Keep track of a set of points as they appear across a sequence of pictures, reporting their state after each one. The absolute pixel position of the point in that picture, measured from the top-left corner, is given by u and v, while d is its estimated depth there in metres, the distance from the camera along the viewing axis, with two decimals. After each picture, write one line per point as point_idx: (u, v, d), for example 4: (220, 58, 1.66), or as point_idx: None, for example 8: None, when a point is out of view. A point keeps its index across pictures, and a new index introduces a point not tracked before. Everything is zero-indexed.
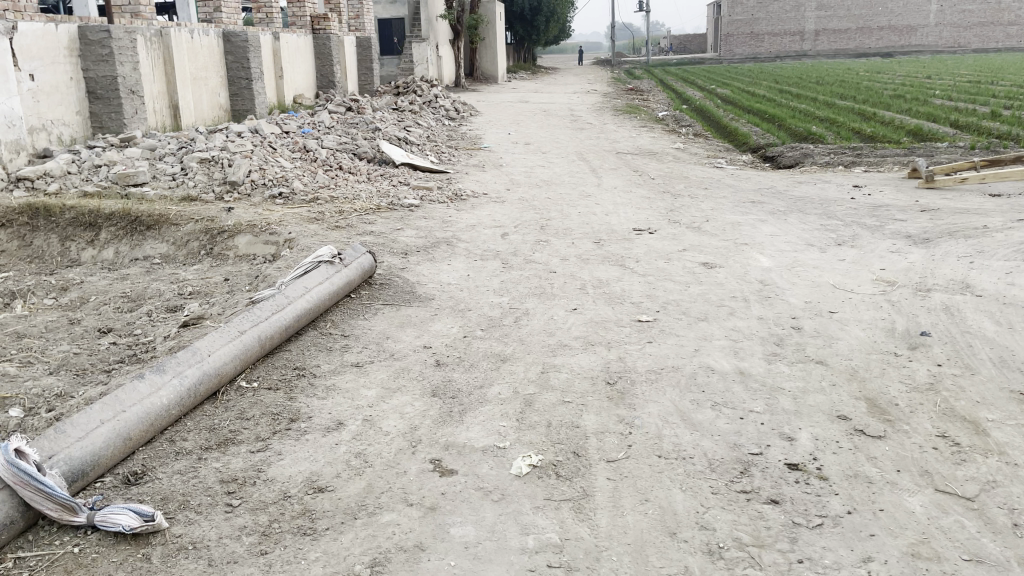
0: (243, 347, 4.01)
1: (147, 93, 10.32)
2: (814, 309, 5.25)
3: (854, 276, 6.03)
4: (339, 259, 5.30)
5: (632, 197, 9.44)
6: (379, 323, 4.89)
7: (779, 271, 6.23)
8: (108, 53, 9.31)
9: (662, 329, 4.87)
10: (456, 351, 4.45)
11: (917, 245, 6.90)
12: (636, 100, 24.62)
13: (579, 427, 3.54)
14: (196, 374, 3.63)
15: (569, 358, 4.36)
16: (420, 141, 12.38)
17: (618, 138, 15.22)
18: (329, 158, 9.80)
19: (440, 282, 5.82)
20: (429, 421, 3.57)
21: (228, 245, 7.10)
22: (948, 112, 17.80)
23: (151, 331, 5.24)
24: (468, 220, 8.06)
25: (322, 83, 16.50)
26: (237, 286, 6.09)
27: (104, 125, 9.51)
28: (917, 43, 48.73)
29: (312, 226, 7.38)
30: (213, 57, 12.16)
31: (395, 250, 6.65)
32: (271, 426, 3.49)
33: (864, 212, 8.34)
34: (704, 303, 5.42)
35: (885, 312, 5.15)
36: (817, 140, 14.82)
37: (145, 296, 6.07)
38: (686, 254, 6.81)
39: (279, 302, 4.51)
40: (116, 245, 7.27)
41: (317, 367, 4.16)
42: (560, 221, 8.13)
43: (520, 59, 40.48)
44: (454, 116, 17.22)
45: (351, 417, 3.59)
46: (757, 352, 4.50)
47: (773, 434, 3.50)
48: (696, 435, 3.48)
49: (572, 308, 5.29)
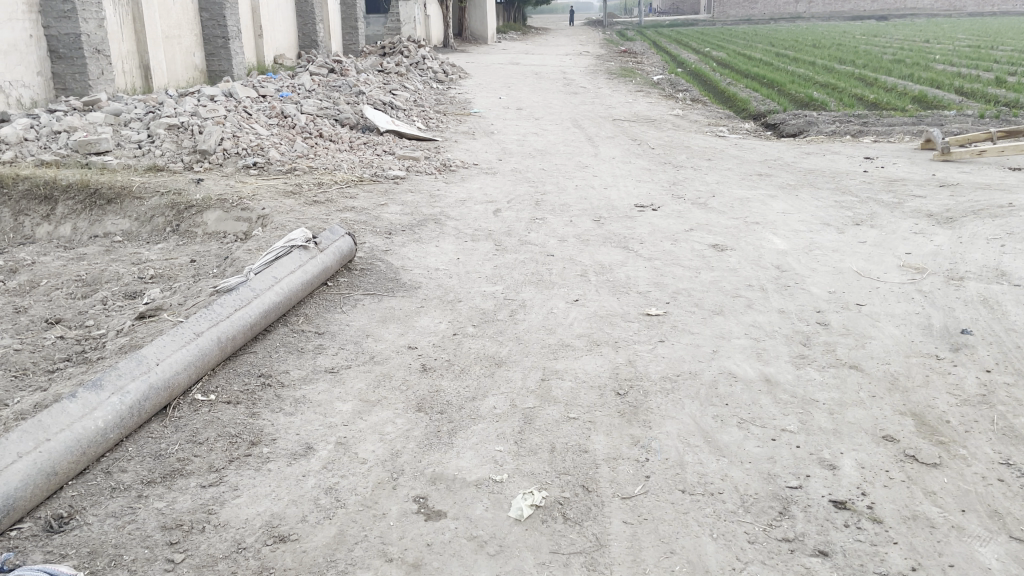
0: (199, 353, 3.48)
1: (115, 51, 9.62)
2: (840, 301, 4.76)
3: (879, 261, 5.53)
4: (313, 243, 4.75)
5: (632, 168, 8.91)
6: (358, 317, 4.36)
7: (797, 255, 5.73)
8: (70, 9, 8.60)
9: (674, 325, 4.37)
10: (445, 353, 3.94)
11: (942, 225, 6.41)
12: (630, 63, 23.88)
13: (587, 453, 3.04)
14: (140, 389, 3.10)
15: (573, 363, 3.86)
16: (407, 105, 11.71)
17: (613, 104, 14.59)
18: (309, 125, 9.15)
19: (427, 267, 5.28)
20: (412, 445, 3.06)
21: (196, 221, 6.52)
22: (951, 78, 17.24)
23: (103, 322, 4.69)
24: (457, 194, 7.50)
25: (305, 43, 15.71)
26: (203, 270, 5.54)
27: (68, 87, 8.81)
28: (912, 6, 48.23)
29: (288, 201, 6.80)
30: (186, 15, 11.41)
31: (379, 230, 6.10)
32: (227, 453, 2.97)
33: (879, 187, 7.84)
34: (717, 293, 4.92)
35: (917, 305, 4.67)
36: (820, 107, 14.26)
37: (102, 280, 5.50)
38: (693, 234, 6.30)
39: (244, 296, 3.97)
40: (74, 221, 6.67)
41: (286, 374, 3.63)
42: (556, 195, 7.59)
43: (509, 18, 39.56)
44: (442, 78, 16.50)
45: (322, 440, 3.08)
46: (782, 354, 4.01)
47: (813, 461, 3.02)
48: (724, 462, 3.00)
49: (574, 298, 4.78)
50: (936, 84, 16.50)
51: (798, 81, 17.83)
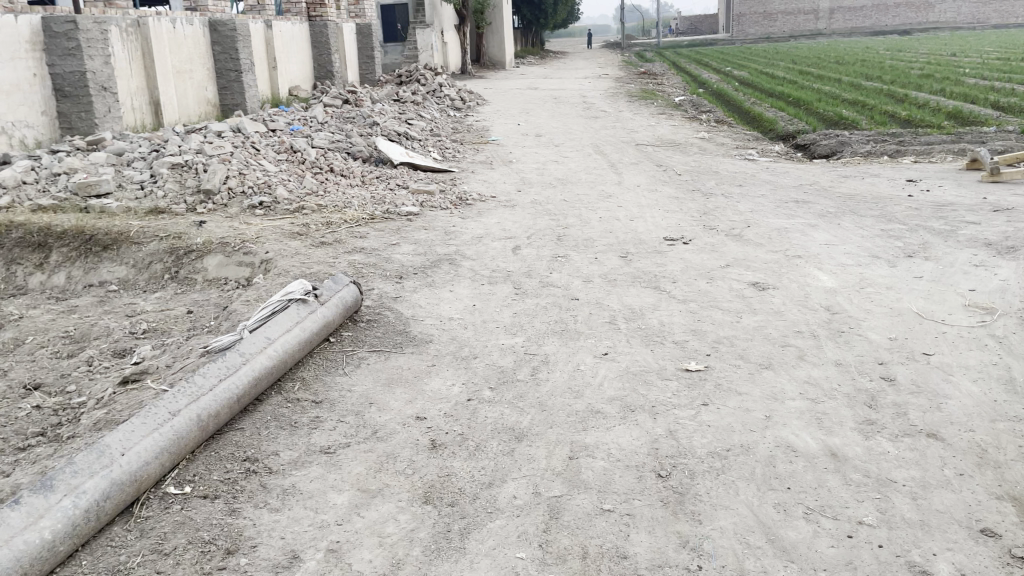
0: (175, 435, 3.03)
1: (123, 87, 9.31)
2: (903, 350, 4.22)
3: (940, 300, 4.98)
4: (314, 296, 4.32)
5: (659, 197, 8.42)
6: (362, 381, 3.89)
7: (848, 293, 5.20)
8: (76, 46, 8.25)
9: (718, 384, 3.85)
10: (458, 424, 3.46)
11: (1003, 255, 5.84)
12: (650, 84, 23.51)
13: (627, 559, 2.55)
14: (99, 487, 2.67)
15: (605, 435, 3.34)
16: (422, 135, 11.32)
17: (636, 127, 14.15)
18: (319, 159, 8.78)
19: (440, 316, 4.82)
20: (419, 552, 2.58)
21: (196, 267, 6.13)
22: (984, 93, 16.58)
23: (85, 388, 4.25)
24: (473, 230, 7.06)
25: (320, 74, 15.44)
26: (199, 322, 5.12)
27: (73, 126, 8.46)
28: (934, 20, 47.60)
29: (293, 243, 6.39)
30: (198, 48, 11.11)
31: (388, 274, 5.66)
32: (197, 567, 2.52)
33: (926, 213, 7.28)
34: (764, 343, 4.39)
35: (993, 354, 4.12)
36: (851, 125, 13.73)
37: (90, 336, 5.10)
38: (730, 271, 5.78)
39: (231, 364, 3.52)
40: (68, 269, 6.28)
41: (274, 457, 3.16)
42: (580, 228, 7.13)
43: (527, 42, 39.53)
44: (459, 105, 16.16)
45: (310, 546, 2.61)
46: (846, 420, 3.47)
47: (901, 567, 2.52)
48: (792, 569, 2.50)
49: (602, 352, 4.27)
50: (969, 98, 15.94)
51: (825, 99, 17.26)
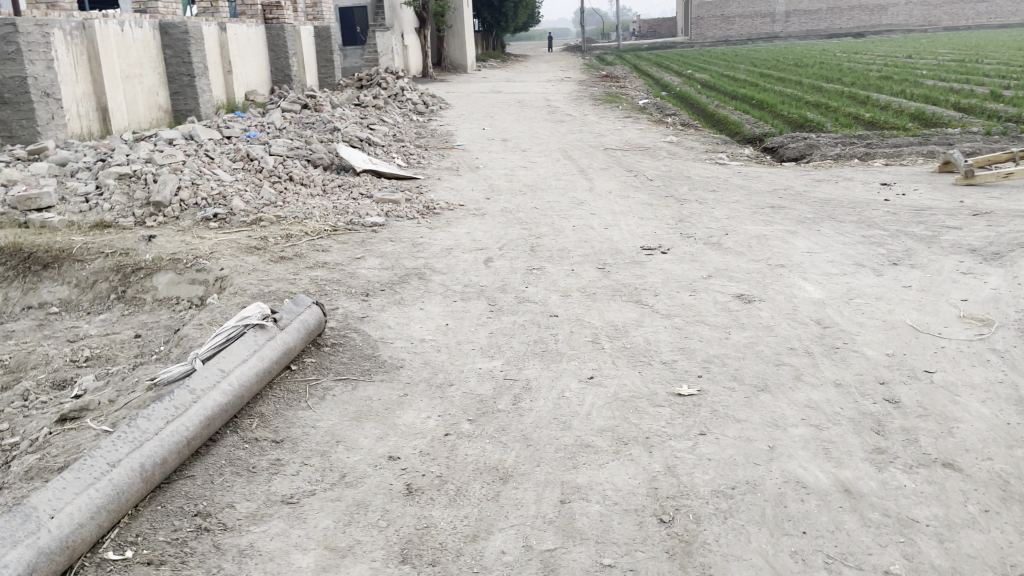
0: (115, 490, 2.68)
1: (69, 93, 8.80)
2: (904, 368, 4.00)
3: (935, 311, 4.77)
4: (272, 320, 3.96)
5: (632, 204, 8.18)
6: (327, 415, 3.54)
7: (837, 305, 4.97)
8: (15, 50, 7.72)
9: (714, 410, 3.58)
10: (436, 464, 3.13)
11: (990, 262, 5.69)
12: (614, 87, 23.41)
13: None
14: (22, 560, 2.33)
15: (599, 473, 3.05)
16: (385, 141, 10.96)
17: (602, 131, 13.94)
18: (278, 167, 8.38)
19: (411, 337, 4.48)
20: None
21: (145, 286, 5.71)
22: (944, 94, 16.67)
23: (19, 427, 3.82)
24: (442, 241, 6.73)
25: (278, 78, 14.95)
26: (149, 348, 4.72)
27: (14, 134, 7.94)
28: (888, 23, 48.36)
29: (250, 258, 6.01)
30: (149, 52, 10.61)
31: (354, 291, 5.30)
32: None
33: (906, 217, 7.12)
34: (758, 362, 4.13)
35: (998, 371, 3.91)
36: (817, 128, 13.66)
37: (28, 365, 4.67)
38: (713, 282, 5.53)
39: (178, 402, 3.16)
40: (4, 290, 5.80)
41: (230, 510, 2.81)
42: (552, 238, 6.85)
43: (488, 47, 39.28)
44: (423, 110, 15.79)
45: None
46: (855, 449, 3.22)
47: None
48: None
49: (587, 376, 3.97)
50: (931, 99, 16.03)
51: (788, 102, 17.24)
